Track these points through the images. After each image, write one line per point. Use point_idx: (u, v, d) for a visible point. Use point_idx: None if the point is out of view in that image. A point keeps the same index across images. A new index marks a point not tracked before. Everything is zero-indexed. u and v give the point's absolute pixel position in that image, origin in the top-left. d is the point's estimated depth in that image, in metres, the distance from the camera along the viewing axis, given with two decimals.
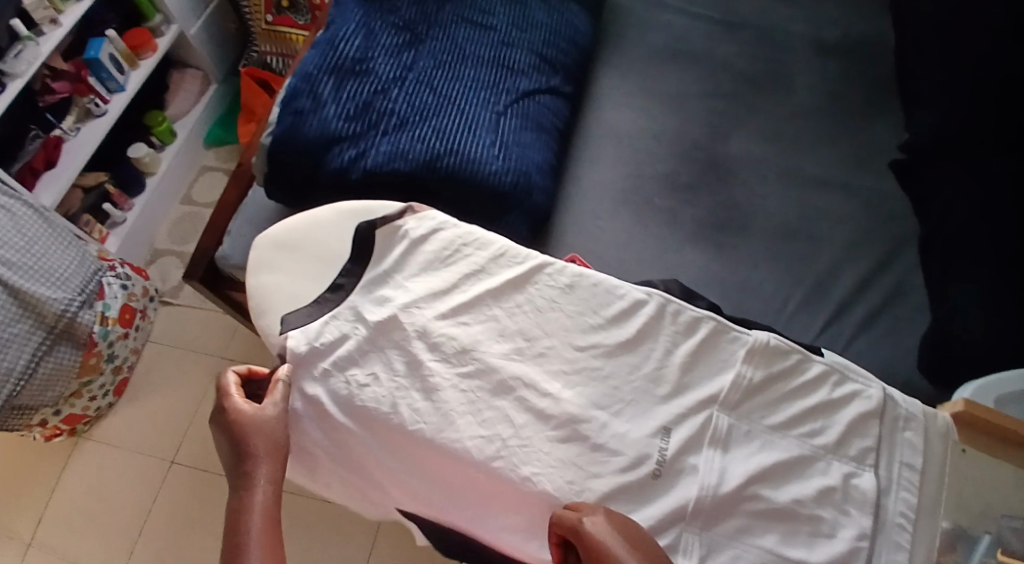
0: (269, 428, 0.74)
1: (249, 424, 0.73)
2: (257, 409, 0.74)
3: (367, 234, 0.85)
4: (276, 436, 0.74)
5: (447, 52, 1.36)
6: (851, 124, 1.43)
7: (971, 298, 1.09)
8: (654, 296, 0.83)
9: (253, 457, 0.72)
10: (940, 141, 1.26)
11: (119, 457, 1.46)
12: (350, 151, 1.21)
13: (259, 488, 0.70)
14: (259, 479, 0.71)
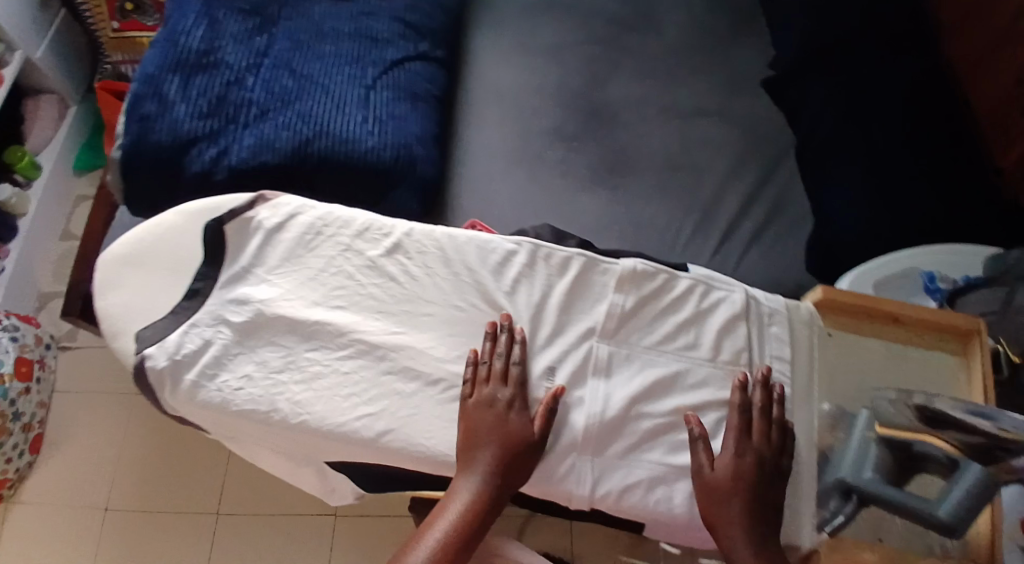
0: (513, 425, 0.72)
1: (481, 426, 0.72)
2: (499, 414, 0.72)
3: (216, 232, 0.80)
4: (518, 456, 0.72)
5: (303, 31, 1.29)
6: (723, 49, 1.43)
7: (857, 195, 1.17)
8: (523, 245, 0.82)
9: (492, 457, 0.71)
10: (812, 55, 1.32)
11: (47, 516, 1.38)
12: (210, 150, 1.14)
13: (460, 500, 0.71)
14: (466, 485, 0.71)
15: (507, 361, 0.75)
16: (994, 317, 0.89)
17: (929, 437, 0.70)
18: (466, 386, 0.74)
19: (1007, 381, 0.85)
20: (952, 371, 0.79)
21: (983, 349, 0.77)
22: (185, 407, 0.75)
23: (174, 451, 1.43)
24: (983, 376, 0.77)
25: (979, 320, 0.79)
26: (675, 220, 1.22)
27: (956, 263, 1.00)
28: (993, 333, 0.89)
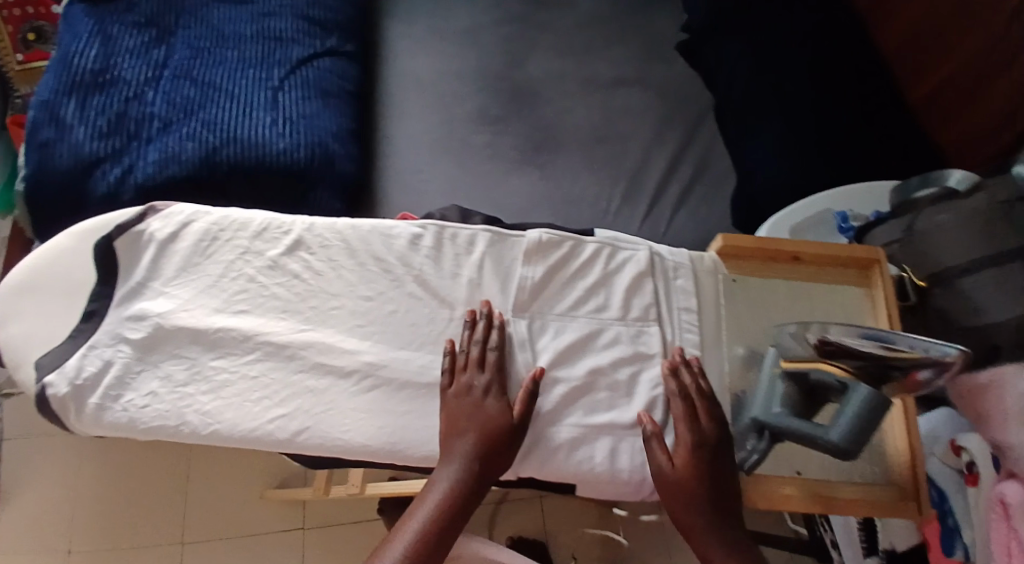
0: (492, 418, 0.71)
1: (458, 416, 0.71)
2: (476, 402, 0.72)
3: (107, 250, 0.78)
4: (497, 443, 0.71)
5: (203, 37, 1.21)
6: (635, 20, 1.39)
7: (771, 144, 1.14)
8: (428, 227, 0.80)
9: (474, 451, 0.70)
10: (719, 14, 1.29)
11: None
12: (114, 170, 1.07)
13: (438, 491, 0.69)
14: (445, 475, 0.70)
15: (484, 347, 0.74)
16: (897, 247, 0.89)
17: (822, 365, 0.70)
18: (445, 376, 0.73)
19: (916, 307, 0.86)
20: (860, 302, 0.81)
21: (884, 277, 0.80)
22: (95, 430, 0.73)
23: (127, 482, 1.38)
24: (887, 303, 0.79)
25: (879, 250, 0.81)
26: (600, 193, 1.18)
27: (865, 201, 1.02)
28: (897, 262, 0.88)
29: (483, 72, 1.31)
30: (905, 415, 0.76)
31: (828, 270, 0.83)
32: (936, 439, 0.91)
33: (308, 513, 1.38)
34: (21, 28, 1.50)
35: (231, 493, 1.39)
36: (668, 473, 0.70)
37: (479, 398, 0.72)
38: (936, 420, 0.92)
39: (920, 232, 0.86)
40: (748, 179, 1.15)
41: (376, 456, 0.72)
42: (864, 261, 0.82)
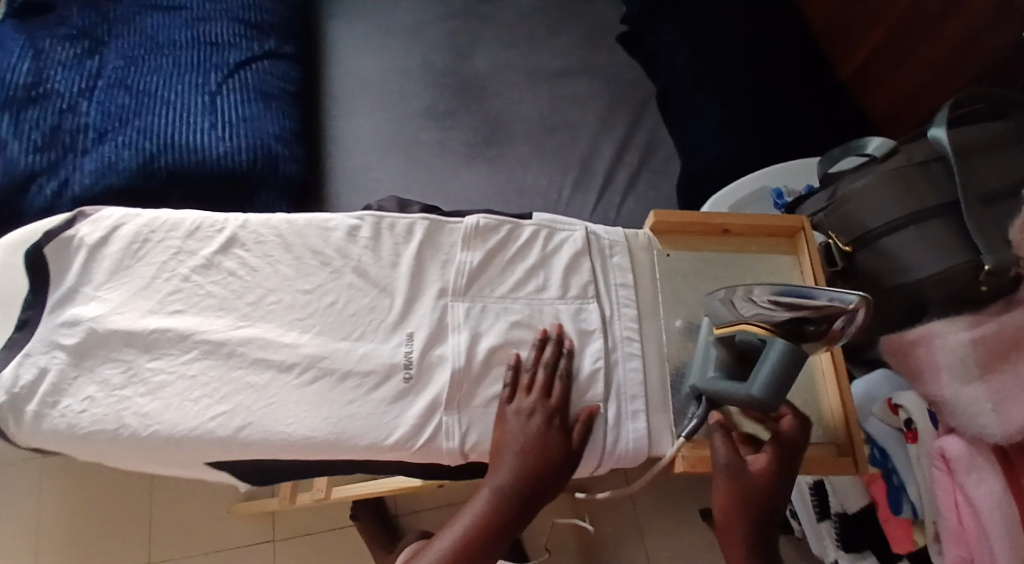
0: (548, 443, 0.72)
1: (509, 436, 0.72)
2: (536, 427, 0.72)
3: (36, 259, 0.76)
4: (545, 462, 0.72)
5: (138, 46, 1.19)
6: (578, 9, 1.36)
7: (713, 126, 1.11)
8: (365, 218, 0.81)
9: (522, 473, 0.71)
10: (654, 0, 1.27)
11: None
12: (50, 182, 1.04)
13: (480, 504, 0.71)
14: (487, 489, 0.71)
15: (550, 372, 0.75)
16: (823, 215, 0.88)
17: (744, 325, 0.70)
18: (507, 390, 0.75)
19: (846, 271, 0.86)
20: (789, 268, 0.83)
21: (809, 244, 0.82)
22: (35, 439, 0.72)
23: (86, 504, 1.35)
24: (813, 269, 0.81)
25: (803, 217, 0.83)
26: (550, 180, 1.13)
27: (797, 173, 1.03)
28: (824, 229, 0.88)
29: (428, 70, 1.27)
30: (836, 372, 0.78)
31: (757, 239, 0.84)
32: (874, 399, 0.93)
33: (278, 524, 1.35)
34: None
35: (196, 508, 1.35)
36: (744, 473, 0.70)
37: (543, 423, 0.73)
38: (873, 381, 0.94)
39: (842, 197, 0.86)
40: (691, 160, 1.12)
41: (321, 448, 0.72)
42: (790, 229, 0.84)
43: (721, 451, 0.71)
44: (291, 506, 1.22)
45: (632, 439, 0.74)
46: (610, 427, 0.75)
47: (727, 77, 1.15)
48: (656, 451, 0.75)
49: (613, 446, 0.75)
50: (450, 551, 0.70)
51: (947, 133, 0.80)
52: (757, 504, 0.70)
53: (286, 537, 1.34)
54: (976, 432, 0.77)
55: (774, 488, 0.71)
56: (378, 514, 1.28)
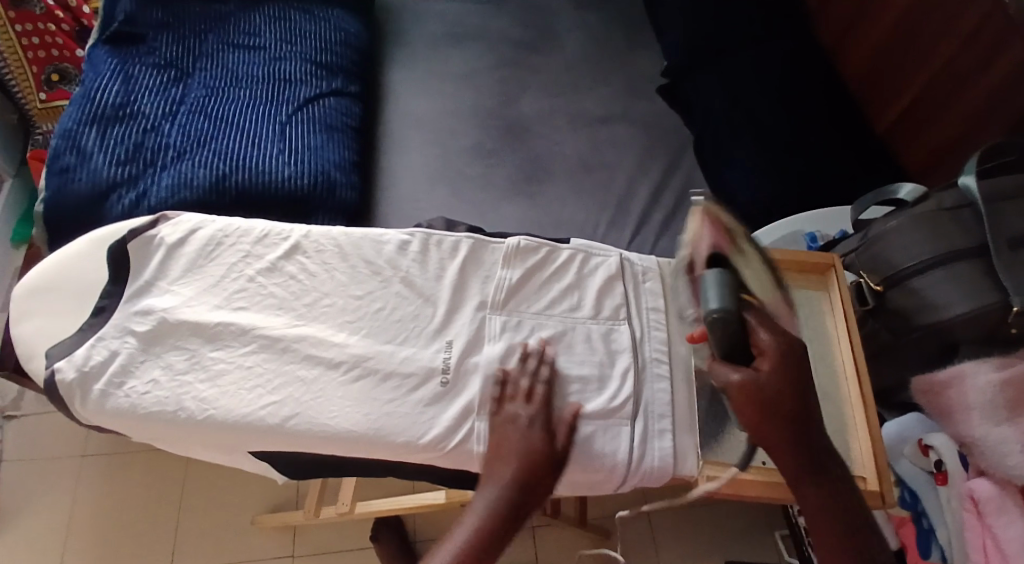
0: (533, 444, 0.73)
1: (506, 441, 0.73)
2: (522, 431, 0.74)
3: (119, 252, 0.86)
4: (536, 467, 0.72)
5: (219, 78, 1.28)
6: (621, 60, 1.41)
7: (747, 171, 1.16)
8: (415, 235, 0.88)
9: (519, 472, 0.71)
10: (695, 54, 1.33)
11: None
12: (130, 194, 1.13)
13: (473, 517, 0.69)
14: (481, 501, 0.70)
15: (534, 380, 0.78)
16: (855, 255, 0.91)
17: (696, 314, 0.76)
18: (494, 400, 0.77)
19: (875, 310, 0.89)
20: (819, 303, 0.86)
21: (840, 280, 0.85)
22: (98, 416, 0.78)
23: (122, 504, 1.40)
24: (844, 305, 0.84)
25: (834, 255, 0.87)
26: (588, 217, 1.18)
27: (831, 220, 1.06)
28: (855, 269, 0.91)
29: (476, 109, 1.33)
30: (863, 402, 0.79)
31: (789, 273, 0.88)
32: (904, 440, 0.90)
33: (300, 540, 1.37)
34: (45, 69, 1.56)
35: (226, 517, 1.39)
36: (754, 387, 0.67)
37: (529, 425, 0.74)
38: (904, 423, 0.92)
39: (874, 237, 0.89)
40: (725, 203, 1.17)
41: (361, 442, 0.76)
42: (822, 266, 0.87)
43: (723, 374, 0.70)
44: (316, 519, 1.25)
45: (658, 457, 0.77)
46: (637, 443, 0.77)
47: (764, 126, 1.21)
48: (681, 471, 0.77)
49: (640, 461, 0.76)
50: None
51: (976, 181, 0.83)
52: (788, 403, 0.67)
53: (307, 553, 1.36)
54: (1008, 476, 0.78)
55: (796, 384, 0.68)
56: (400, 536, 1.29)
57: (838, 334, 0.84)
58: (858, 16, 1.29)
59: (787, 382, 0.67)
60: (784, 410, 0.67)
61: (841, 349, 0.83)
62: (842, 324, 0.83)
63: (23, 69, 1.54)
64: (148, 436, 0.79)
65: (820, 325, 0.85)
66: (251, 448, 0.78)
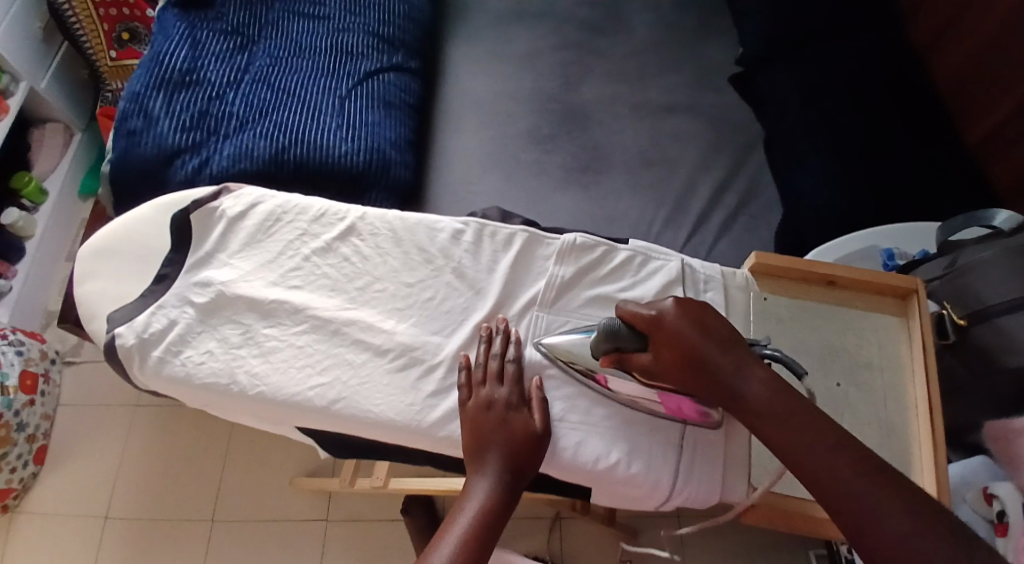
0: (515, 426, 0.74)
1: (485, 425, 0.74)
2: (499, 414, 0.75)
3: (182, 222, 0.88)
4: (521, 448, 0.73)
5: (282, 48, 1.29)
6: (692, 47, 1.36)
7: (819, 178, 1.12)
8: (470, 224, 0.87)
9: (508, 456, 0.73)
10: (770, 48, 1.28)
11: (56, 525, 1.40)
12: (192, 160, 1.15)
13: (474, 502, 0.71)
14: (478, 487, 0.72)
15: (503, 359, 0.78)
16: (938, 283, 0.89)
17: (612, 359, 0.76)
18: (468, 383, 0.77)
19: (955, 345, 0.87)
20: (893, 329, 0.83)
21: (921, 307, 0.82)
22: (153, 381, 0.81)
23: (168, 455, 1.45)
24: (922, 333, 0.81)
25: (917, 280, 0.83)
26: (643, 213, 1.16)
27: (906, 236, 1.02)
28: (937, 297, 0.89)
29: (537, 93, 1.30)
30: (934, 443, 0.76)
31: (865, 295, 0.85)
32: (967, 485, 0.86)
33: (333, 505, 1.40)
34: (116, 27, 1.58)
35: (264, 477, 1.43)
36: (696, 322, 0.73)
37: (506, 404, 0.75)
38: (969, 467, 0.87)
39: (962, 267, 0.87)
40: (790, 209, 1.13)
41: (404, 430, 0.77)
42: (902, 290, 0.84)
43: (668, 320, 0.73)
44: (350, 488, 1.27)
45: (705, 477, 0.76)
46: (683, 462, 0.76)
47: (837, 130, 1.16)
48: (728, 496, 0.76)
49: (684, 482, 0.76)
50: (459, 548, 0.68)
51: None
52: (697, 349, 0.71)
53: (340, 519, 1.39)
54: None
55: (703, 328, 0.72)
56: (429, 513, 1.31)
57: (912, 365, 0.81)
58: (957, 16, 1.22)
59: (689, 329, 0.72)
60: (698, 353, 0.71)
61: (914, 383, 0.80)
62: (918, 355, 0.80)
63: (94, 25, 1.57)
64: (199, 403, 0.82)
65: (893, 353, 0.82)
66: (296, 424, 0.80)
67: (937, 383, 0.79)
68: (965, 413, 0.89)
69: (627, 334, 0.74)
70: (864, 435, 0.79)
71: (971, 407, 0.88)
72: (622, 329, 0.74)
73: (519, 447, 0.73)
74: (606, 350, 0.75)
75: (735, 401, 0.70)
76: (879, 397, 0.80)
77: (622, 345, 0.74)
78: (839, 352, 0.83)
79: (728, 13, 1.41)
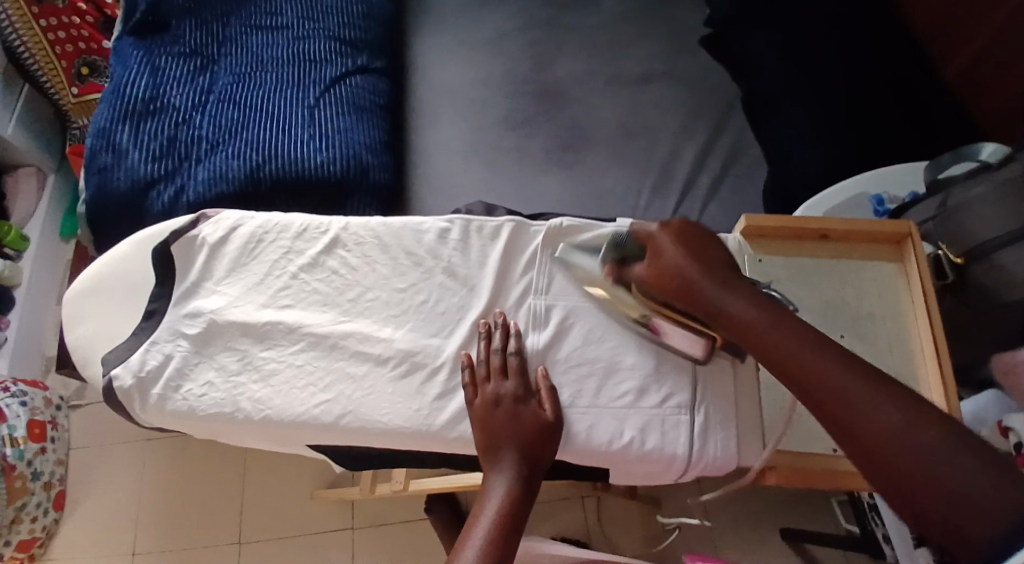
0: (527, 419, 0.74)
1: (495, 423, 0.73)
2: (509, 409, 0.74)
3: (165, 254, 0.86)
4: (535, 442, 0.73)
5: (244, 64, 1.27)
6: (659, 11, 1.34)
7: (800, 128, 1.12)
8: (455, 221, 0.86)
9: (523, 450, 0.73)
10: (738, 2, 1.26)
11: None
12: (168, 189, 1.13)
13: (494, 501, 0.70)
14: (497, 485, 0.71)
15: (505, 353, 0.78)
16: (932, 224, 0.89)
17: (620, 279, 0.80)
18: (473, 381, 0.76)
19: (955, 285, 0.86)
20: (891, 276, 0.83)
21: (916, 251, 0.81)
22: (157, 418, 0.80)
23: (187, 485, 1.45)
24: (920, 277, 0.80)
25: (910, 224, 0.83)
26: (629, 187, 1.15)
27: (895, 179, 1.01)
28: (933, 238, 0.89)
29: (508, 78, 1.29)
30: (944, 384, 0.75)
31: (859, 244, 0.85)
32: (982, 422, 0.85)
33: (357, 513, 1.40)
34: (74, 62, 1.56)
35: (284, 494, 1.43)
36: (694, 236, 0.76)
37: (516, 398, 0.75)
38: (981, 403, 0.87)
39: (953, 206, 0.86)
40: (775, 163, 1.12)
41: (414, 437, 0.76)
42: (897, 235, 0.83)
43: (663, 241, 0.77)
44: (371, 495, 1.28)
45: (720, 446, 0.75)
46: (697, 433, 0.76)
47: (814, 78, 1.16)
48: (745, 462, 0.76)
49: (700, 454, 0.75)
50: (483, 549, 0.67)
51: None
52: (686, 271, 0.74)
53: (365, 526, 1.39)
54: None
55: (691, 253, 0.75)
56: (453, 511, 1.31)
57: (914, 309, 0.81)
58: None
59: (679, 247, 0.75)
60: (686, 274, 0.74)
61: (917, 328, 0.80)
62: (919, 299, 0.80)
63: (53, 63, 1.54)
64: (206, 434, 0.81)
65: (893, 299, 0.82)
66: (306, 443, 0.80)
67: (940, 325, 0.78)
68: (973, 348, 0.89)
69: (635, 249, 0.81)
70: None
71: (981, 343, 0.87)
72: (632, 247, 0.81)
73: (533, 439, 0.73)
74: (610, 260, 0.81)
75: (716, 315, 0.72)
76: (884, 345, 0.80)
77: (624, 256, 0.80)
78: (839, 305, 0.82)
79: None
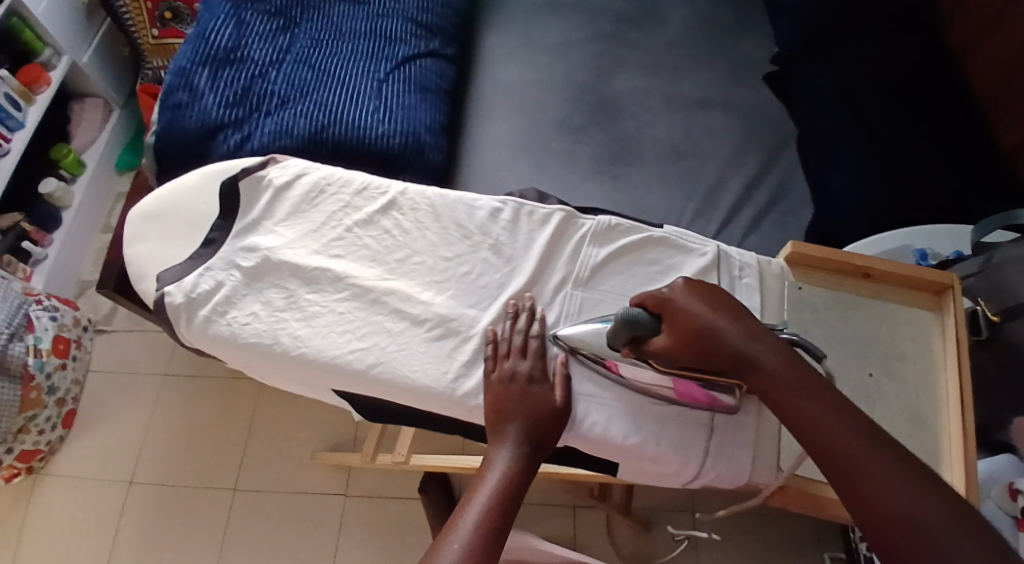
0: (536, 397, 0.77)
1: (507, 399, 0.77)
2: (522, 387, 0.77)
3: (231, 187, 0.94)
4: (543, 420, 0.76)
5: (323, 31, 1.31)
6: (727, 43, 1.37)
7: (852, 173, 1.14)
8: (508, 203, 0.90)
9: (529, 426, 0.75)
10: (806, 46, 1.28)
11: (83, 487, 1.44)
12: (235, 135, 1.18)
13: (499, 470, 0.73)
14: (502, 457, 0.74)
15: (526, 335, 0.81)
16: (974, 280, 0.92)
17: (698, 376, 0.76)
18: (492, 356, 0.79)
19: (987, 341, 0.90)
20: (927, 323, 0.85)
21: (956, 303, 0.84)
22: (198, 340, 0.85)
23: (193, 426, 1.49)
24: (956, 328, 0.83)
25: (953, 277, 0.85)
26: (673, 205, 1.18)
27: (941, 238, 1.04)
28: (973, 293, 0.92)
29: (571, 83, 1.32)
30: (963, 435, 0.77)
31: (900, 289, 0.87)
32: (993, 482, 0.86)
33: (352, 481, 1.43)
34: (159, 6, 1.61)
35: (287, 452, 1.46)
36: (722, 294, 0.76)
37: (530, 378, 0.78)
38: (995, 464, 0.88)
39: (995, 264, 0.89)
40: (820, 205, 1.15)
41: (438, 398, 0.80)
42: (938, 286, 0.86)
43: (685, 292, 0.76)
44: (371, 464, 1.29)
45: (734, 460, 0.78)
46: (712, 444, 0.78)
47: (874, 128, 1.18)
48: (756, 477, 0.78)
49: (712, 462, 0.78)
50: (483, 516, 0.69)
51: None
52: (714, 326, 0.73)
53: (358, 495, 1.42)
54: None
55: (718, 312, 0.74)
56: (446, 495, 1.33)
57: (945, 359, 0.83)
58: (996, 23, 1.23)
59: (697, 300, 0.75)
60: (712, 329, 0.73)
61: (945, 376, 0.82)
62: (951, 349, 0.82)
63: (139, 4, 1.60)
64: (242, 363, 0.85)
65: (925, 346, 0.84)
66: (334, 388, 0.84)
67: (968, 376, 0.81)
68: (993, 408, 0.90)
69: (644, 321, 0.76)
70: (894, 424, 0.81)
71: (999, 404, 0.90)
72: (642, 318, 0.75)
73: (542, 415, 0.76)
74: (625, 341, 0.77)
75: (738, 360, 0.72)
76: (911, 389, 0.82)
77: (637, 333, 0.76)
78: (872, 342, 0.85)
79: (765, 11, 1.42)
